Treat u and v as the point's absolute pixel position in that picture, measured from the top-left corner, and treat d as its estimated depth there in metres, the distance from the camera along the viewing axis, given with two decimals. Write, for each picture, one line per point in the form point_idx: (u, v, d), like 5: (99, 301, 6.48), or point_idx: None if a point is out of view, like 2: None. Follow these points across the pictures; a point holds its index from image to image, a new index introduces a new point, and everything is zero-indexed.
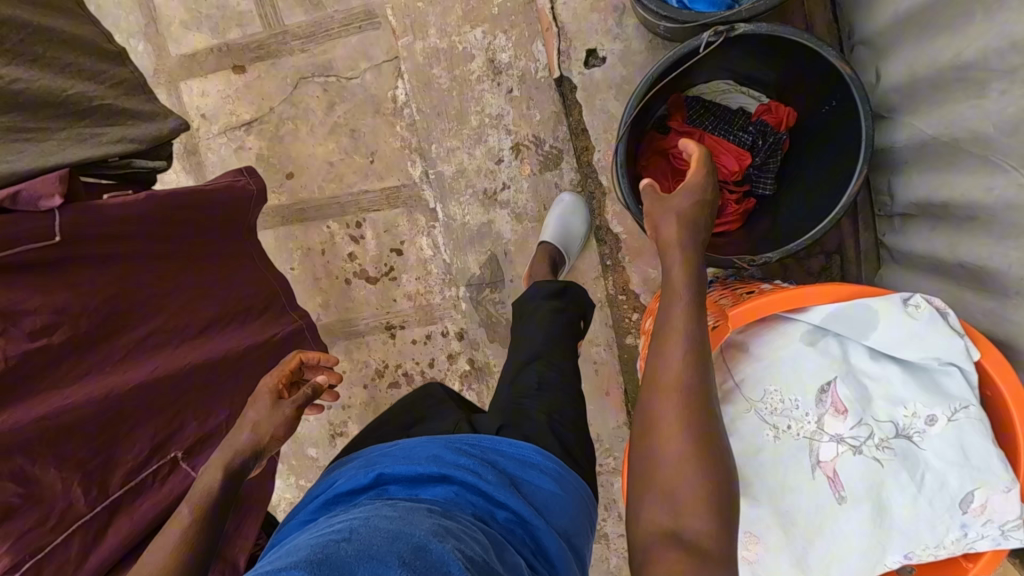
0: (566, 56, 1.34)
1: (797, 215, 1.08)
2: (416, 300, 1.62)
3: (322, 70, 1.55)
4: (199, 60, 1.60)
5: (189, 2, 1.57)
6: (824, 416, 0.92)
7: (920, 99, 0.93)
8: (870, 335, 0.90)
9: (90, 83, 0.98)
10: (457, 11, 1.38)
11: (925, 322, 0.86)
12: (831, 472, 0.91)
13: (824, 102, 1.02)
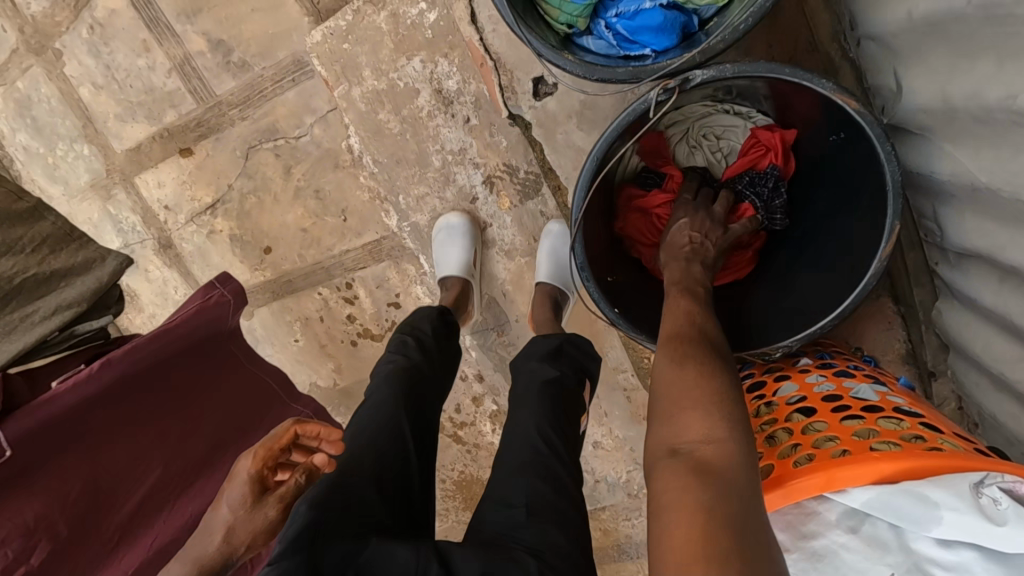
0: (511, 90, 1.17)
1: (815, 261, 0.89)
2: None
3: (268, 134, 1.42)
4: (145, 150, 1.50)
5: (117, 93, 1.45)
6: None
7: (959, 129, 0.72)
8: (942, 533, 0.54)
9: (5, 259, 0.89)
10: (389, 43, 1.19)
11: (1016, 524, 0.52)
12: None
13: (835, 132, 0.80)
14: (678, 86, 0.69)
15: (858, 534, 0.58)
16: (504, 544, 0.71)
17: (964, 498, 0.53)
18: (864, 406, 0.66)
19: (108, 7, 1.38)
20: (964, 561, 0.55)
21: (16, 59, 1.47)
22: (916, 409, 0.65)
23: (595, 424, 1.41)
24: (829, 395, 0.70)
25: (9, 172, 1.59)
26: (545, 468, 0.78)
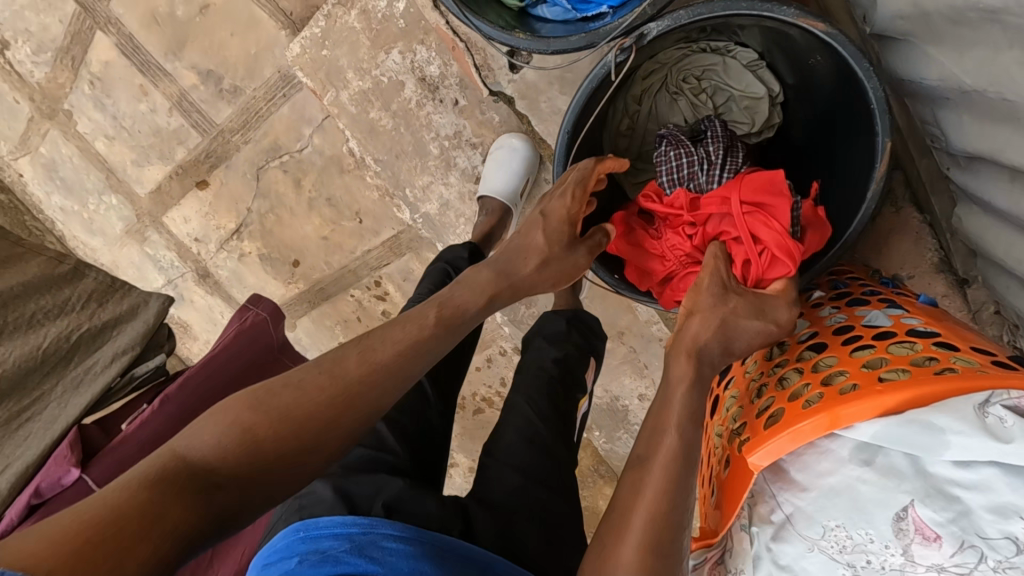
0: (488, 68, 1.16)
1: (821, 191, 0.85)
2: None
3: (273, 152, 1.45)
4: (166, 190, 1.57)
5: (128, 140, 1.52)
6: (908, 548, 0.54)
7: (936, 35, 0.65)
8: (947, 453, 0.53)
9: (61, 320, 0.97)
10: (366, 40, 1.19)
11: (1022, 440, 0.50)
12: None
13: (809, 57, 0.76)
14: (634, 43, 0.69)
15: (871, 466, 0.57)
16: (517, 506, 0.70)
17: (970, 423, 0.52)
18: (875, 333, 0.63)
19: (101, 59, 1.43)
20: (985, 479, 0.53)
21: (34, 126, 1.55)
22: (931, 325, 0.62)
23: (636, 378, 1.42)
24: (839, 330, 0.66)
25: (53, 233, 1.69)
26: (543, 443, 0.79)
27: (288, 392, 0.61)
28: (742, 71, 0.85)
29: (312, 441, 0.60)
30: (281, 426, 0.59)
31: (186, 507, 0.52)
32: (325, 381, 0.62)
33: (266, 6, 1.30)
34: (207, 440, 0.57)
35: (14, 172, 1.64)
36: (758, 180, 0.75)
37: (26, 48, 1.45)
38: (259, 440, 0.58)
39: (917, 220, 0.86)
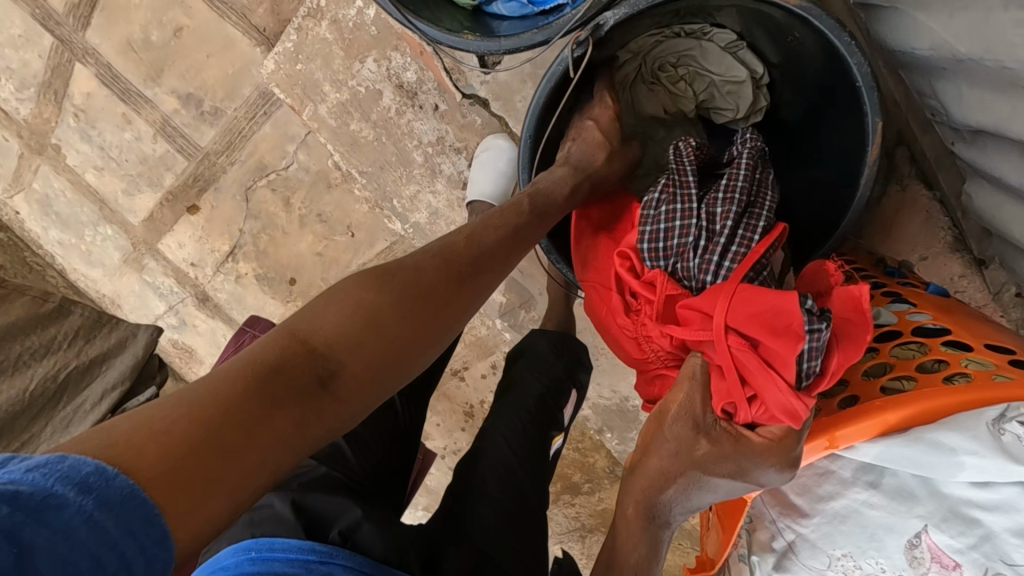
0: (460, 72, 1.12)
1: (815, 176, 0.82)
2: (466, 339, 1.44)
3: (259, 172, 1.43)
4: (158, 217, 1.56)
5: (117, 170, 1.51)
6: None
7: None
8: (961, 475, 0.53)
9: (49, 359, 0.97)
10: (339, 51, 1.16)
11: None
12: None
13: (785, 34, 0.72)
14: (591, 35, 0.65)
15: (879, 489, 0.58)
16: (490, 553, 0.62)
17: (982, 440, 0.52)
18: (887, 344, 0.65)
19: (83, 91, 1.42)
20: (1006, 499, 0.53)
21: (25, 163, 1.55)
22: (944, 324, 0.63)
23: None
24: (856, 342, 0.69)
25: (53, 268, 1.68)
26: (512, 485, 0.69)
27: (406, 277, 0.60)
28: (721, 55, 0.80)
29: (433, 323, 0.60)
30: (397, 312, 0.58)
31: (315, 384, 0.51)
32: (441, 266, 0.63)
33: (238, 24, 1.27)
34: (331, 325, 0.55)
35: (10, 210, 1.64)
36: (756, 305, 0.58)
37: (10, 86, 1.45)
38: (379, 321, 0.57)
39: (926, 196, 0.80)
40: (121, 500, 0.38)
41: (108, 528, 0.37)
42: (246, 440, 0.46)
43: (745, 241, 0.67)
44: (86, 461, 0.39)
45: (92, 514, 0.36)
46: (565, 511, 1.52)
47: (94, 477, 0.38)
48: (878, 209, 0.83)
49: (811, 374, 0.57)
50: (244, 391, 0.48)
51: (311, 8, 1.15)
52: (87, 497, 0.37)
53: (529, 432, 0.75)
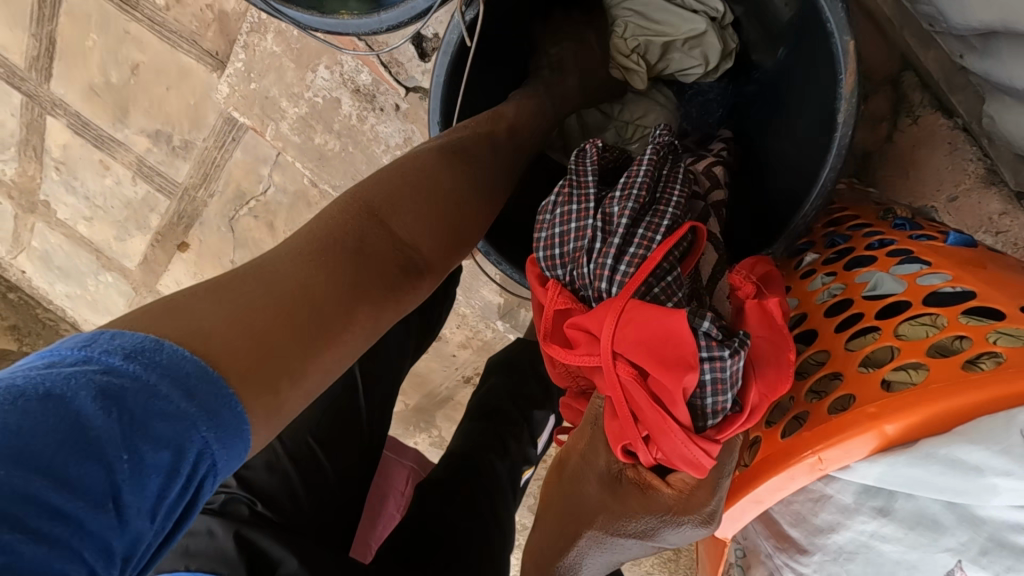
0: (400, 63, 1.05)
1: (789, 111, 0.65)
2: (471, 344, 1.26)
3: (239, 200, 1.36)
4: (152, 259, 1.52)
5: (105, 217, 1.49)
6: None
7: None
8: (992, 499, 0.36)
9: None
10: (290, 62, 1.11)
11: None
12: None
13: None
14: None
15: (891, 517, 0.40)
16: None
17: (1016, 456, 0.34)
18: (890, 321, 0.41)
19: (59, 143, 1.41)
20: None
21: (22, 223, 1.57)
22: (966, 286, 0.40)
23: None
24: (836, 313, 0.45)
25: (65, 321, 1.68)
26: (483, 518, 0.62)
27: (453, 170, 0.52)
28: (674, 9, 0.71)
29: (472, 225, 0.53)
30: (443, 209, 0.50)
31: (375, 277, 0.44)
32: (479, 158, 0.54)
33: (190, 51, 1.23)
34: (404, 212, 0.48)
35: (17, 269, 1.65)
36: (644, 331, 0.41)
37: None
38: (429, 212, 0.49)
39: (944, 127, 0.68)
40: (227, 396, 0.32)
41: (205, 428, 0.31)
42: (327, 333, 0.40)
43: (645, 243, 0.45)
44: (186, 358, 0.32)
45: (195, 421, 0.30)
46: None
47: (199, 379, 0.31)
48: (891, 149, 0.70)
49: (719, 411, 0.42)
50: (316, 284, 0.40)
51: (254, 22, 1.09)
52: (195, 393, 0.31)
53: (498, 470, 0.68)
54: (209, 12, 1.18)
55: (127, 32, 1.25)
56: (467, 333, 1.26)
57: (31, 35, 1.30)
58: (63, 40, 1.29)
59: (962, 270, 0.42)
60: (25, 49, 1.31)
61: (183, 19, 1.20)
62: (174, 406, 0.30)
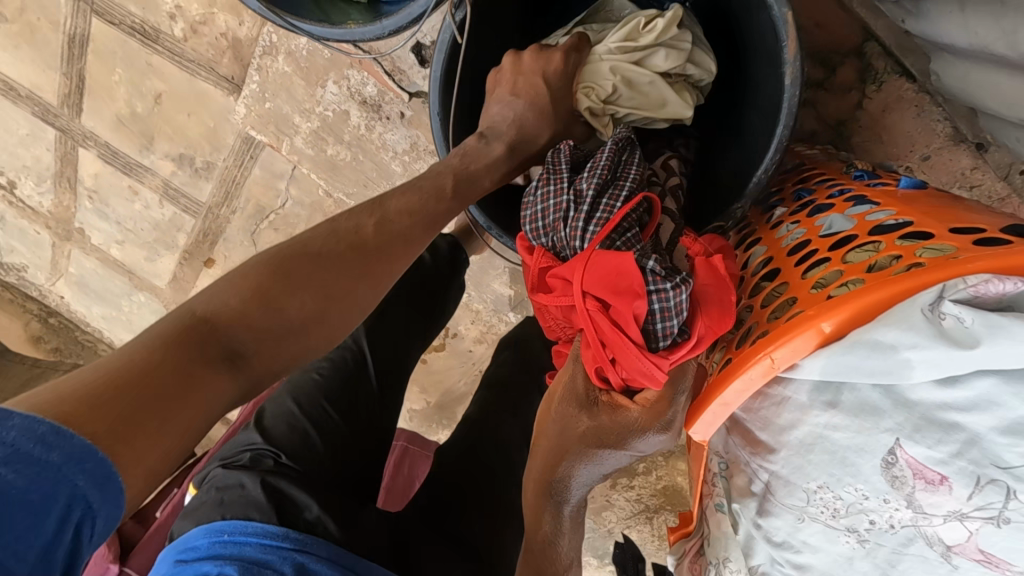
0: (402, 72, 1.11)
1: (746, 84, 0.66)
2: (486, 339, 1.31)
3: (261, 215, 1.43)
4: (182, 276, 1.60)
5: (136, 240, 1.59)
6: (895, 509, 0.36)
7: None
8: (916, 375, 0.32)
9: None
10: (301, 80, 1.18)
11: (993, 341, 0.30)
12: (980, 557, 0.35)
13: None
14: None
15: (839, 408, 0.36)
16: (467, 546, 0.61)
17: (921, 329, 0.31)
18: (833, 243, 0.43)
19: (91, 173, 1.51)
20: (980, 392, 0.32)
21: (59, 251, 1.67)
22: (910, 217, 0.42)
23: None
24: (791, 247, 0.47)
25: (103, 341, 1.78)
26: (498, 477, 0.68)
27: (325, 244, 0.49)
28: (667, 86, 0.66)
29: (356, 302, 0.49)
30: (312, 286, 0.47)
31: (227, 358, 0.42)
32: (356, 233, 0.51)
33: (208, 77, 1.28)
34: (236, 298, 0.44)
35: (55, 295, 1.75)
36: (607, 272, 0.45)
37: (30, 183, 1.56)
38: (289, 296, 0.45)
39: (910, 91, 0.72)
40: (86, 451, 0.32)
41: (76, 480, 0.32)
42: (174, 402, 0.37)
43: (609, 207, 0.50)
44: (37, 418, 0.32)
45: (57, 470, 0.31)
46: (625, 497, 1.13)
47: (55, 434, 0.32)
48: (862, 116, 0.74)
49: (669, 335, 0.45)
50: (159, 357, 0.38)
51: (266, 45, 1.17)
52: (54, 451, 0.31)
53: (511, 432, 0.74)
54: (224, 40, 1.23)
55: (150, 64, 1.30)
56: (481, 329, 1.31)
57: (62, 74, 1.37)
58: (91, 76, 1.36)
59: (912, 211, 0.43)
60: (56, 88, 1.39)
61: (202, 49, 1.26)
62: (32, 472, 0.30)
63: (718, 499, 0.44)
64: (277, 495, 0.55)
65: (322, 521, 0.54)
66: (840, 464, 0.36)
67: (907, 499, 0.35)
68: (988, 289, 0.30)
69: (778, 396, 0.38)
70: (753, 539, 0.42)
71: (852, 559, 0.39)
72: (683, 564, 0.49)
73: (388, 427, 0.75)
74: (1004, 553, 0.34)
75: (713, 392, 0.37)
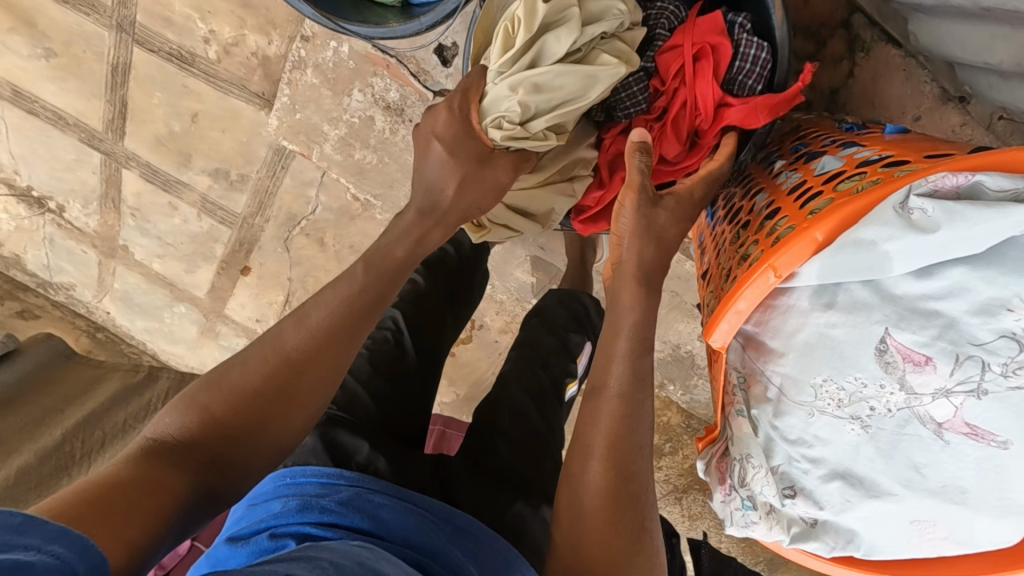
0: None
1: None
2: (510, 328, 1.36)
3: (293, 221, 1.39)
4: (221, 285, 1.53)
5: (176, 252, 1.51)
6: (890, 392, 0.42)
7: None
8: (894, 267, 0.39)
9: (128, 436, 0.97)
10: (329, 92, 1.22)
11: (949, 227, 0.37)
12: (967, 430, 0.41)
13: None
14: None
15: (836, 309, 0.42)
16: (510, 480, 0.68)
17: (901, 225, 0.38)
18: (825, 180, 0.49)
19: (133, 192, 1.45)
20: (953, 281, 0.39)
21: (104, 269, 1.58)
22: (892, 151, 0.48)
23: (693, 321, 1.06)
24: (789, 189, 0.53)
25: (147, 353, 1.67)
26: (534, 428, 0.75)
27: (253, 362, 0.55)
28: (572, 70, 0.61)
29: (289, 407, 0.55)
30: (245, 403, 0.54)
31: (178, 470, 0.50)
32: (281, 344, 0.56)
33: (240, 95, 1.26)
34: (177, 421, 0.54)
35: (101, 312, 1.66)
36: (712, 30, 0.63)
37: (77, 205, 1.49)
38: (226, 417, 0.53)
39: (897, 57, 0.77)
40: (59, 535, 0.37)
41: (59, 555, 0.36)
42: (135, 506, 0.45)
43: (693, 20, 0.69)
44: (13, 510, 0.35)
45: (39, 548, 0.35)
46: (653, 478, 1.17)
47: (30, 523, 0.36)
48: (854, 83, 0.80)
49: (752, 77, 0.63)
50: (124, 477, 0.47)
51: (295, 60, 1.20)
52: (31, 534, 0.35)
53: (544, 381, 0.80)
54: (255, 58, 1.22)
55: (185, 86, 1.28)
56: (505, 318, 1.35)
57: (107, 101, 1.33)
58: (133, 101, 1.32)
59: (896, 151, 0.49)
60: (101, 114, 1.35)
61: (232, 69, 1.24)
62: (20, 552, 0.34)
63: (738, 406, 0.49)
64: (333, 443, 0.63)
65: (373, 462, 0.62)
66: (841, 359, 0.43)
67: (900, 382, 0.42)
68: (945, 183, 0.37)
69: (784, 305, 0.45)
70: (772, 440, 0.48)
71: (858, 447, 0.45)
72: (711, 466, 0.54)
73: (428, 393, 0.81)
74: (986, 423, 0.41)
75: (727, 301, 0.44)
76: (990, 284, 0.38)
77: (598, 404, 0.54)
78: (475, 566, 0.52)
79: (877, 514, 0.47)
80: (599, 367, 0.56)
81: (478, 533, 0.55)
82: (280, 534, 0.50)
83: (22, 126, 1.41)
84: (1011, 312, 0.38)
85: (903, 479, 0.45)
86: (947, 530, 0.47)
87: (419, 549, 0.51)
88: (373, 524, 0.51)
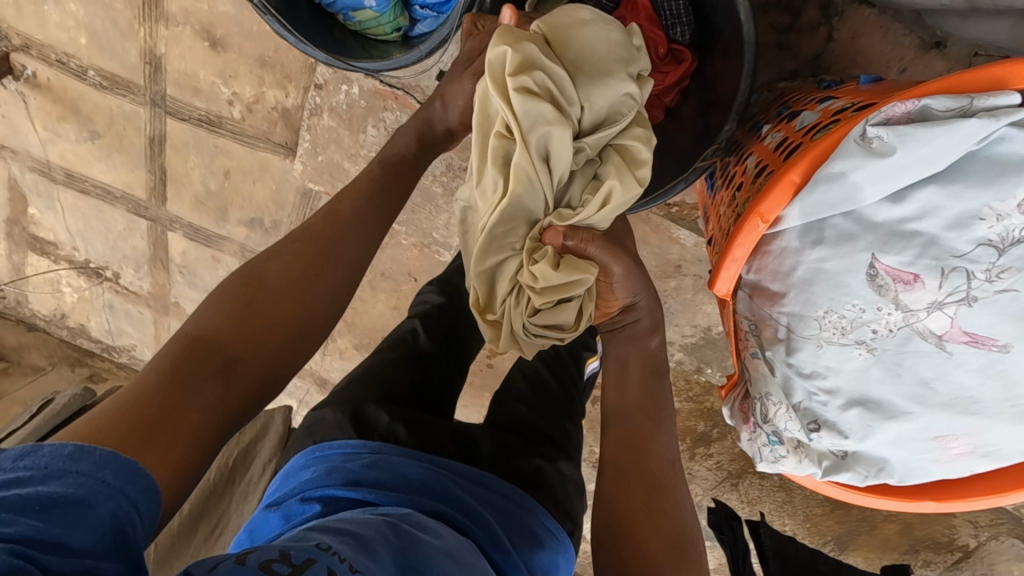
0: None
1: (711, 33, 0.74)
2: None
3: None
4: None
5: None
6: (886, 307, 0.49)
7: None
8: (865, 193, 0.46)
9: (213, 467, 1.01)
10: (346, 132, 1.20)
11: (903, 149, 0.43)
12: (967, 339, 0.49)
13: None
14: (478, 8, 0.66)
15: (824, 243, 0.50)
16: (531, 436, 0.75)
17: (869, 159, 0.44)
18: (804, 132, 0.54)
19: (180, 250, 1.45)
20: (927, 203, 0.46)
21: (161, 326, 1.58)
22: (861, 98, 0.52)
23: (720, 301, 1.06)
24: (774, 147, 0.57)
25: None
26: (563, 407, 0.82)
27: (271, 266, 0.57)
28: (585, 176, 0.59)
29: (314, 297, 0.57)
30: (280, 300, 0.55)
31: (222, 368, 0.50)
32: (302, 242, 0.59)
33: (266, 147, 1.26)
34: (214, 313, 0.53)
35: None
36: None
37: (130, 271, 1.51)
38: (259, 315, 0.54)
39: (871, 15, 0.80)
40: (111, 460, 0.38)
41: (110, 483, 0.37)
42: (181, 421, 0.45)
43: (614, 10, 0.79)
44: (63, 443, 0.37)
45: (81, 477, 0.36)
46: (706, 466, 1.18)
47: (78, 453, 0.37)
48: (835, 46, 0.82)
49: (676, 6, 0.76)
50: (166, 385, 0.46)
51: (312, 107, 1.19)
52: (82, 462, 0.37)
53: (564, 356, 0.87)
54: (276, 112, 1.22)
55: (216, 147, 1.28)
56: None
57: (147, 170, 1.36)
58: (172, 168, 1.34)
59: (876, 93, 0.52)
60: (144, 182, 1.37)
61: (257, 124, 1.24)
62: (69, 482, 0.36)
63: (752, 350, 0.55)
64: (358, 417, 0.67)
65: (393, 431, 0.66)
66: (838, 287, 0.50)
67: (894, 303, 0.49)
68: (896, 112, 0.43)
69: (778, 248, 0.51)
70: (789, 379, 0.54)
71: (867, 369, 0.52)
72: (735, 409, 0.60)
73: (452, 382, 0.85)
74: (981, 329, 0.48)
75: (726, 252, 0.49)
76: (958, 200, 0.45)
77: (622, 425, 0.64)
78: (493, 515, 0.59)
79: (898, 436, 0.53)
80: (622, 392, 0.66)
81: (495, 486, 0.62)
82: (309, 497, 0.56)
83: (76, 204, 1.44)
84: (983, 222, 0.45)
85: (915, 396, 0.51)
86: (970, 443, 0.52)
87: (434, 495, 0.57)
88: (394, 479, 0.58)
